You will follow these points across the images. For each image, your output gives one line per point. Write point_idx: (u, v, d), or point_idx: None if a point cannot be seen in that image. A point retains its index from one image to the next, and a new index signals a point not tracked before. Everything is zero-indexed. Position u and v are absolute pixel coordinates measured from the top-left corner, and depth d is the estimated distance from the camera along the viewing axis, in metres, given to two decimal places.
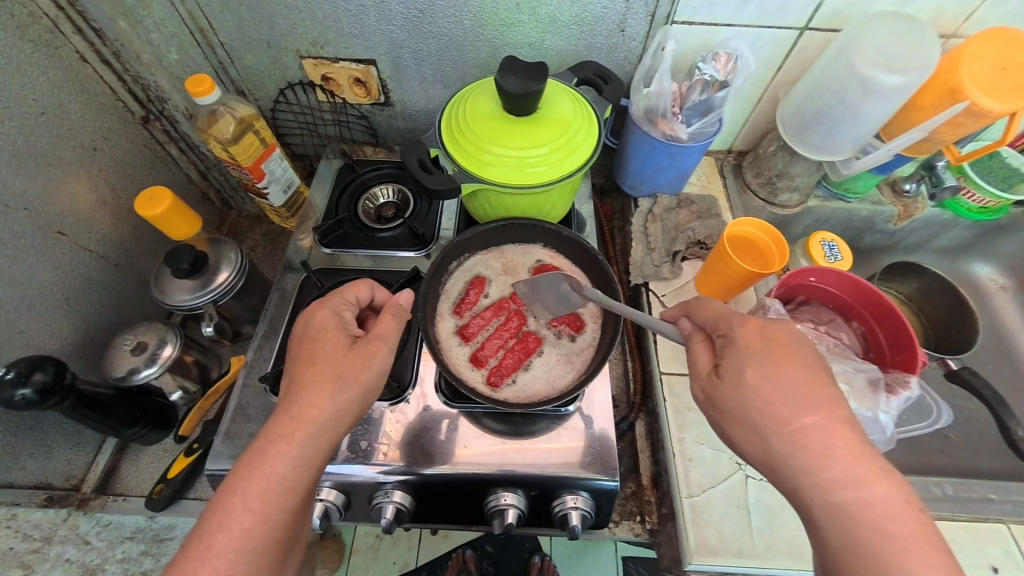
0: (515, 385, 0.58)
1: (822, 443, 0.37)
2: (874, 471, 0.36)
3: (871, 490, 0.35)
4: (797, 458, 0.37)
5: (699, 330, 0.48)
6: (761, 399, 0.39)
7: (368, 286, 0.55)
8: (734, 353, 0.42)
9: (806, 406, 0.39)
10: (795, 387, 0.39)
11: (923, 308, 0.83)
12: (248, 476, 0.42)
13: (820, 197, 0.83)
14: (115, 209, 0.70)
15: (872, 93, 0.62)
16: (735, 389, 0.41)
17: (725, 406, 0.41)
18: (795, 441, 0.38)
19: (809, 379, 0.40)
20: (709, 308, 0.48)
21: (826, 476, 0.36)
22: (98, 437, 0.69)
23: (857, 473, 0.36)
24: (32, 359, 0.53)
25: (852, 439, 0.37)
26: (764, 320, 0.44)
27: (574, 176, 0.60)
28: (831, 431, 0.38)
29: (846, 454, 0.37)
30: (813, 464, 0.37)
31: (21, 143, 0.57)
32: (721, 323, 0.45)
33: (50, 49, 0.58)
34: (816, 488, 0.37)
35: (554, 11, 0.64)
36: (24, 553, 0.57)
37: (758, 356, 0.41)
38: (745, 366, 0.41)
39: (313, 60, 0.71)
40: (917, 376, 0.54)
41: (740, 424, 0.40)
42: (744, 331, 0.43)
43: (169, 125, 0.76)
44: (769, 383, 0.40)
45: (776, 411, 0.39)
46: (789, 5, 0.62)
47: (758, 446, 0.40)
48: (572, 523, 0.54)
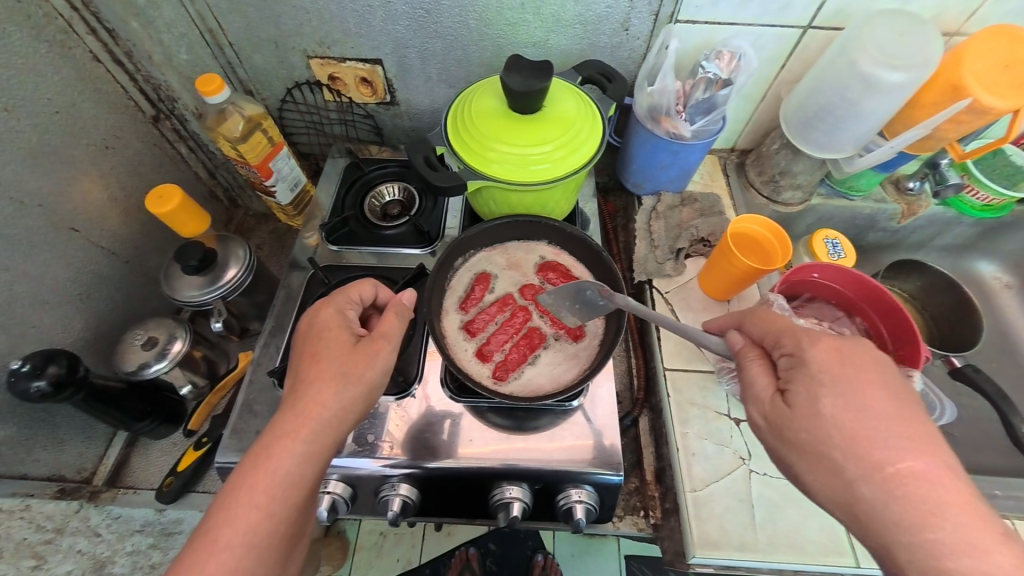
0: (520, 379, 0.59)
1: (926, 491, 0.35)
2: (982, 523, 0.34)
3: (979, 547, 0.33)
4: (891, 506, 0.36)
5: (760, 348, 0.47)
6: (847, 436, 0.38)
7: (372, 284, 0.56)
8: (808, 379, 0.41)
9: (904, 447, 0.37)
10: (887, 424, 0.38)
11: (927, 306, 0.83)
12: (254, 471, 0.42)
13: (823, 195, 0.84)
14: (125, 207, 0.71)
15: (874, 91, 0.62)
16: (812, 421, 0.39)
17: (797, 439, 0.40)
18: (888, 488, 0.36)
19: (901, 415, 0.38)
20: (774, 325, 0.47)
21: (926, 529, 0.34)
22: (109, 431, 0.71)
23: (963, 529, 0.34)
24: (46, 352, 0.54)
25: (956, 486, 0.36)
26: (842, 344, 0.42)
27: (578, 173, 0.61)
28: (936, 476, 0.36)
29: (957, 503, 0.35)
30: (917, 516, 0.35)
31: (35, 140, 0.58)
32: (789, 342, 0.44)
33: (64, 49, 0.59)
34: (916, 543, 0.35)
35: (557, 10, 0.64)
36: (37, 543, 0.55)
37: (839, 385, 0.40)
38: (822, 396, 0.39)
39: (320, 60, 0.72)
40: (918, 370, 0.55)
41: (817, 460, 0.39)
42: (815, 355, 0.41)
43: (179, 124, 0.77)
44: (852, 419, 0.38)
45: (865, 452, 0.37)
46: (792, 3, 0.63)
47: (841, 486, 0.38)
48: (576, 517, 0.54)
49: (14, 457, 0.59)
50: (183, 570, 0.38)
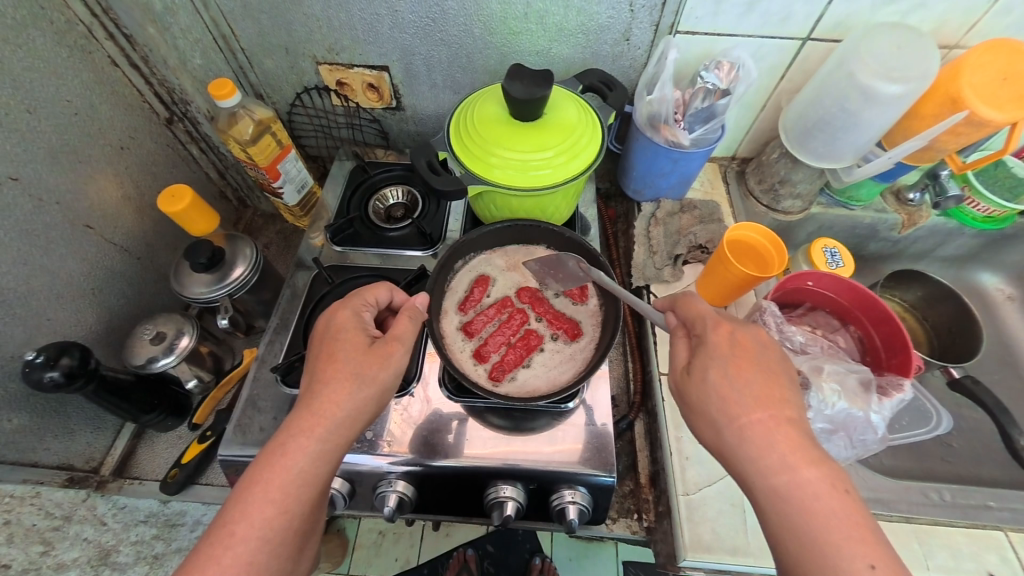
0: (516, 380, 0.60)
1: (769, 437, 0.41)
2: (811, 460, 0.39)
3: (802, 476, 0.39)
4: (743, 448, 0.41)
5: (681, 324, 0.51)
6: (718, 397, 0.43)
7: (387, 288, 0.57)
8: (704, 353, 0.46)
9: (758, 403, 0.42)
10: (749, 386, 0.43)
11: (929, 316, 0.83)
12: (270, 468, 0.44)
13: (823, 204, 0.84)
14: (139, 205, 0.74)
15: (873, 102, 0.63)
16: (699, 387, 0.44)
17: (690, 402, 0.45)
18: (741, 433, 0.41)
19: (765, 380, 0.43)
20: (693, 306, 0.50)
21: (764, 462, 0.40)
22: (117, 422, 0.72)
23: (792, 461, 0.39)
24: (60, 344, 0.56)
25: (797, 435, 0.41)
26: (736, 324, 0.47)
27: (578, 178, 0.62)
28: (778, 425, 0.41)
29: (786, 446, 0.40)
30: (758, 455, 0.40)
31: (56, 140, 0.60)
32: (697, 322, 0.49)
33: (85, 53, 0.62)
34: (757, 475, 0.40)
35: (560, 20, 0.66)
36: (45, 530, 0.58)
37: (723, 357, 0.45)
38: (709, 366, 0.45)
39: (329, 66, 0.74)
40: (909, 379, 0.55)
41: (702, 418, 0.44)
42: (716, 335, 0.46)
43: (191, 127, 0.80)
44: (728, 384, 0.43)
45: (729, 407, 0.42)
46: (791, 15, 0.64)
47: (714, 438, 0.43)
48: (569, 517, 0.55)
49: (26, 445, 0.61)
50: (200, 561, 0.40)
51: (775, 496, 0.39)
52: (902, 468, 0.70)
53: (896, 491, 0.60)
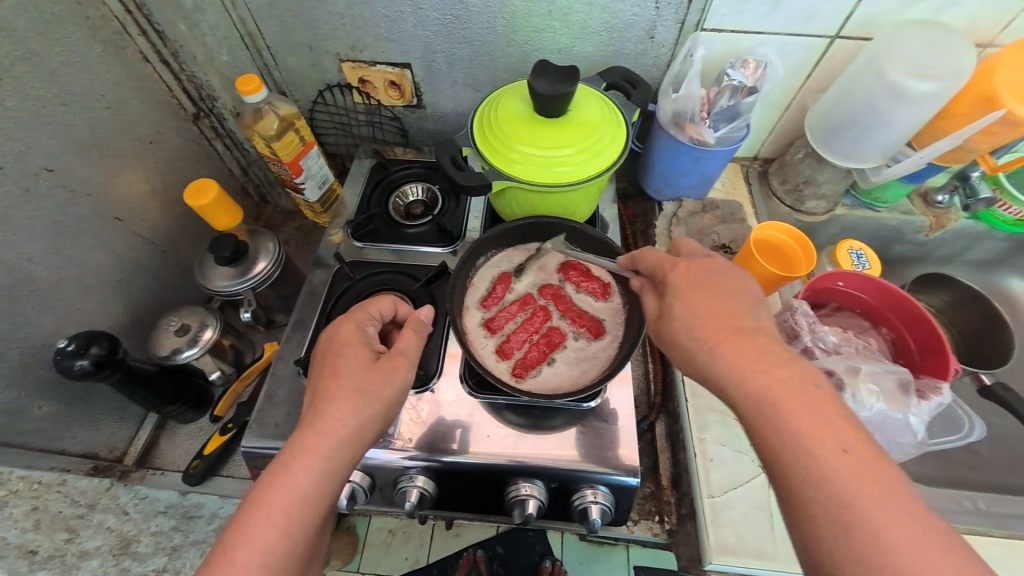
0: (539, 377, 0.60)
1: (735, 350, 0.41)
2: (777, 361, 0.40)
3: (774, 373, 0.40)
4: (718, 363, 0.42)
5: (648, 281, 0.52)
6: (684, 327, 0.44)
7: (391, 301, 0.58)
8: (670, 294, 0.47)
9: (721, 319, 0.43)
10: (710, 310, 0.44)
11: (956, 322, 0.81)
12: (273, 490, 0.43)
13: (848, 206, 0.83)
14: (164, 199, 0.75)
15: (904, 101, 0.62)
16: (668, 324, 0.46)
17: (667, 340, 0.46)
18: (710, 348, 0.42)
19: (727, 300, 0.44)
20: (651, 255, 0.51)
21: (739, 371, 0.40)
22: (139, 414, 0.75)
23: (760, 363, 0.40)
24: (90, 333, 0.57)
25: (759, 340, 0.42)
26: (691, 262, 0.48)
27: (601, 177, 0.61)
28: (747, 338, 0.42)
29: (749, 351, 0.41)
30: (732, 368, 0.41)
31: (88, 133, 0.61)
32: (658, 270, 0.50)
33: (117, 48, 0.63)
34: (732, 382, 0.41)
35: (584, 18, 0.66)
36: (70, 517, 0.57)
37: (683, 291, 0.46)
38: (675, 304, 0.46)
39: (351, 63, 0.75)
40: (947, 382, 0.53)
41: (676, 352, 0.45)
42: (675, 274, 0.48)
43: (216, 123, 0.81)
44: (693, 315, 0.44)
45: (696, 332, 0.44)
46: (819, 13, 0.63)
47: (692, 368, 0.44)
48: (591, 517, 0.54)
49: (54, 433, 0.61)
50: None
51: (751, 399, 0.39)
52: (930, 476, 0.68)
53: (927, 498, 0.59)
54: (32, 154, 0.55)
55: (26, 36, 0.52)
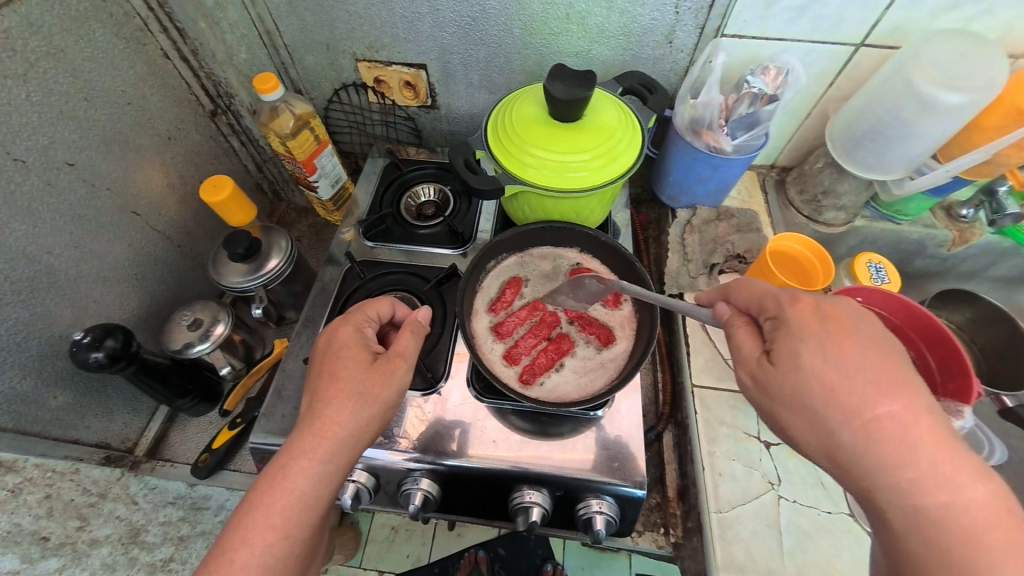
0: (546, 384, 0.59)
1: (903, 435, 0.35)
2: (955, 460, 0.34)
3: (957, 486, 0.34)
4: (872, 453, 0.36)
5: (741, 314, 0.47)
6: (822, 387, 0.38)
7: (389, 303, 0.58)
8: (790, 336, 0.40)
9: (883, 390, 0.37)
10: (863, 371, 0.37)
11: (977, 340, 0.78)
12: (271, 491, 0.43)
13: (868, 217, 0.81)
14: (181, 194, 0.76)
15: (930, 111, 0.60)
16: (792, 375, 0.39)
17: (782, 395, 0.39)
18: (866, 434, 0.36)
19: (878, 361, 0.38)
20: (751, 290, 0.46)
21: (903, 468, 0.35)
22: (151, 406, 0.76)
23: (943, 470, 0.34)
24: (106, 326, 0.58)
25: (934, 427, 0.35)
26: (819, 299, 0.42)
27: (614, 183, 0.61)
28: (915, 419, 0.36)
29: (928, 441, 0.35)
30: (890, 461, 0.35)
31: (109, 129, 0.62)
32: (769, 304, 0.44)
33: (139, 45, 0.64)
34: (893, 488, 0.35)
35: (602, 21, 0.65)
36: (83, 505, 0.58)
37: (817, 337, 0.39)
38: (801, 352, 0.39)
39: (368, 63, 0.75)
40: (969, 407, 0.52)
41: (798, 411, 0.39)
42: (797, 313, 0.41)
43: (233, 120, 0.82)
44: (834, 370, 0.38)
45: (844, 402, 0.37)
46: (844, 20, 0.62)
47: (823, 437, 0.38)
48: (595, 527, 0.54)
49: (70, 421, 0.63)
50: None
51: (908, 502, 0.35)
52: None
53: None
54: (55, 148, 0.56)
55: (53, 33, 0.53)
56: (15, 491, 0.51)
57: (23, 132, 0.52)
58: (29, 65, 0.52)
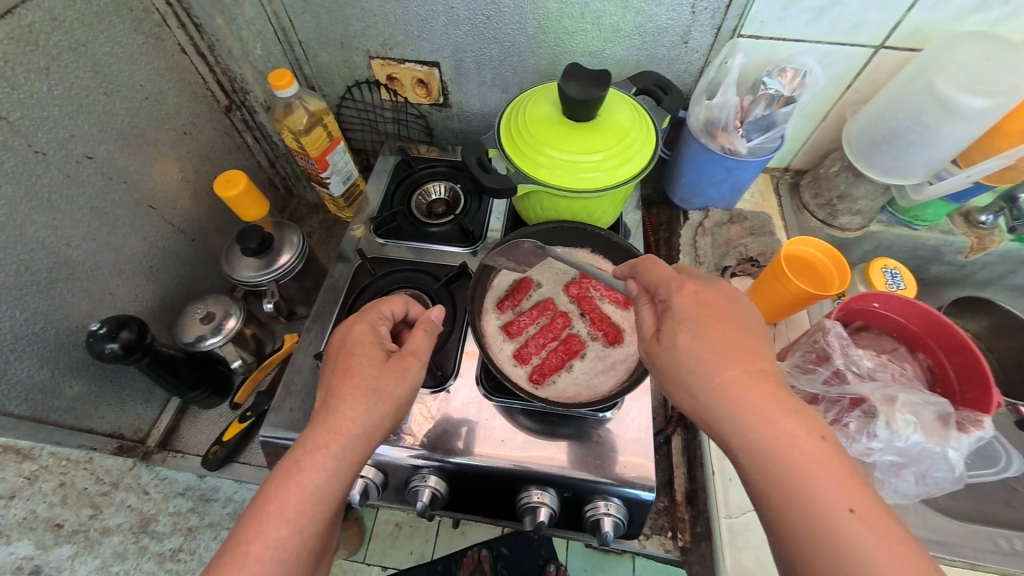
0: (556, 384, 0.59)
1: (746, 392, 0.38)
2: (787, 412, 0.37)
3: (787, 431, 0.36)
4: (723, 408, 0.38)
5: (644, 293, 0.48)
6: (690, 358, 0.40)
7: (403, 301, 0.58)
8: (672, 319, 0.42)
9: (735, 360, 0.39)
10: (720, 344, 0.40)
11: (994, 349, 0.77)
12: (285, 485, 0.44)
13: (884, 222, 0.80)
14: (196, 187, 0.76)
15: (953, 116, 0.59)
16: (670, 350, 0.41)
17: (664, 368, 0.41)
18: (719, 393, 0.38)
19: (735, 335, 0.40)
20: (657, 272, 0.47)
21: (745, 421, 0.37)
22: (163, 398, 0.77)
23: (777, 419, 0.37)
24: (121, 318, 0.58)
25: (771, 386, 0.38)
26: (696, 283, 0.44)
27: (627, 183, 0.60)
28: (763, 383, 0.38)
29: (765, 397, 0.37)
30: (737, 414, 0.37)
31: (128, 123, 0.63)
32: (661, 286, 0.45)
33: (157, 40, 0.65)
34: (741, 436, 0.37)
35: (617, 21, 0.64)
36: (95, 494, 0.58)
37: (688, 317, 0.41)
38: (678, 330, 0.41)
39: (381, 60, 0.75)
40: (990, 416, 0.50)
41: (673, 383, 0.41)
42: (679, 297, 0.43)
43: (248, 115, 0.83)
44: (699, 344, 0.40)
45: (703, 368, 0.39)
46: (864, 21, 0.61)
47: (691, 406, 0.40)
48: (604, 529, 0.53)
49: (84, 411, 0.64)
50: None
51: (755, 455, 0.36)
52: (963, 511, 0.64)
53: (960, 534, 0.58)
54: (75, 141, 0.56)
55: (74, 27, 0.54)
56: (31, 479, 0.52)
57: (45, 125, 0.53)
58: (51, 58, 0.52)
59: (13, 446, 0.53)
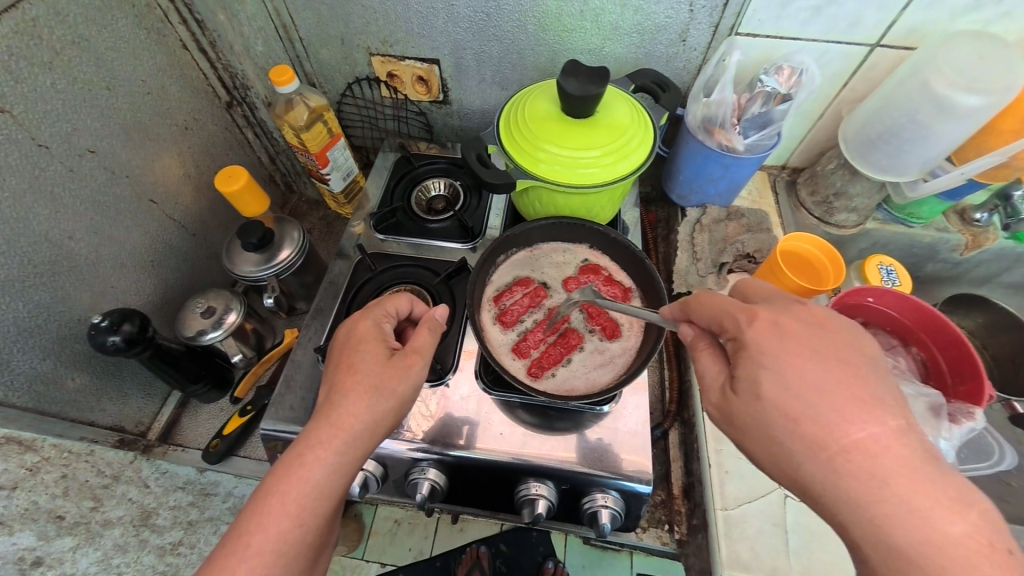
0: (555, 377, 0.60)
1: (875, 466, 0.34)
2: (935, 495, 0.33)
3: (934, 519, 0.32)
4: (843, 485, 0.34)
5: (705, 332, 0.46)
6: (783, 414, 0.37)
7: (408, 299, 0.58)
8: (750, 361, 0.39)
9: (852, 414, 0.35)
10: (826, 395, 0.36)
11: (989, 345, 0.77)
12: (287, 478, 0.44)
13: (880, 220, 0.80)
14: (197, 183, 0.77)
15: (947, 114, 0.60)
16: (751, 405, 0.38)
17: (746, 426, 0.39)
18: (835, 463, 0.35)
19: (839, 379, 0.37)
20: (710, 306, 0.44)
21: (879, 505, 0.33)
22: (164, 391, 0.78)
23: (918, 503, 0.32)
24: (123, 311, 0.59)
25: (907, 452, 0.34)
26: (774, 314, 0.40)
27: (626, 180, 0.61)
28: (891, 444, 0.34)
29: (899, 472, 0.33)
30: (860, 492, 0.34)
31: (129, 117, 0.63)
32: (726, 323, 0.42)
33: (159, 36, 0.65)
34: (869, 522, 0.33)
35: (616, 19, 0.65)
36: (97, 486, 0.58)
37: (776, 361, 0.38)
38: (759, 378, 0.38)
39: (381, 57, 0.75)
40: (982, 408, 0.51)
41: (765, 443, 0.38)
42: (754, 334, 0.39)
43: (249, 111, 0.84)
44: (791, 396, 0.37)
45: (810, 431, 0.36)
46: (861, 20, 0.61)
47: (791, 469, 0.37)
48: (601, 521, 0.54)
49: (87, 404, 0.64)
50: (215, 571, 0.40)
51: (891, 545, 0.32)
52: None
53: None
54: (77, 135, 0.57)
55: (78, 22, 0.55)
56: (33, 469, 0.51)
57: (48, 119, 0.53)
58: (55, 53, 0.53)
59: (16, 436, 0.52)
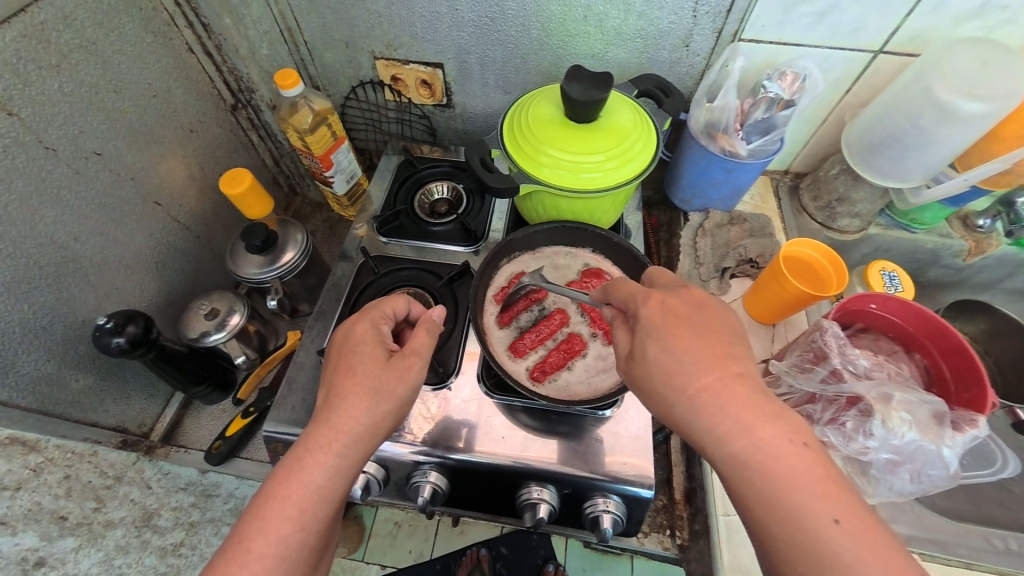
0: (557, 382, 0.60)
1: (719, 401, 0.38)
2: (766, 419, 0.37)
3: (763, 438, 0.36)
4: (700, 420, 0.38)
5: (620, 313, 0.47)
6: (661, 372, 0.40)
7: (405, 300, 0.58)
8: (640, 332, 0.42)
9: (704, 364, 0.39)
10: (691, 352, 0.40)
11: (992, 352, 0.77)
12: (288, 482, 0.44)
13: (883, 225, 0.81)
14: (201, 185, 0.77)
15: (951, 120, 0.60)
16: (642, 367, 0.41)
17: (638, 386, 0.42)
18: (694, 404, 0.38)
19: (704, 339, 0.40)
20: (625, 288, 0.47)
21: (723, 432, 0.37)
22: (167, 392, 0.78)
23: (750, 425, 0.37)
24: (128, 313, 0.59)
25: (749, 391, 0.38)
26: (663, 292, 0.44)
27: (628, 184, 0.61)
28: (733, 385, 0.38)
29: (739, 406, 0.37)
30: (713, 424, 0.38)
31: (136, 120, 0.64)
32: (628, 301, 0.45)
33: (166, 39, 0.66)
34: (718, 447, 0.37)
35: (619, 24, 0.65)
36: (99, 487, 0.58)
37: (658, 329, 0.41)
38: (646, 345, 0.41)
39: (385, 61, 0.76)
40: (984, 415, 0.51)
41: (648, 398, 0.41)
42: (646, 309, 0.43)
43: (253, 114, 0.84)
44: (668, 357, 0.40)
45: (677, 383, 0.39)
46: (864, 26, 0.61)
47: (667, 415, 0.40)
48: (603, 526, 0.54)
49: (89, 405, 0.65)
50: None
51: (736, 463, 0.37)
52: (960, 512, 0.65)
53: (956, 534, 0.58)
54: (83, 137, 0.57)
55: (85, 25, 0.55)
56: (37, 470, 0.52)
57: (55, 121, 0.53)
58: (62, 56, 0.53)
59: (21, 437, 0.53)
